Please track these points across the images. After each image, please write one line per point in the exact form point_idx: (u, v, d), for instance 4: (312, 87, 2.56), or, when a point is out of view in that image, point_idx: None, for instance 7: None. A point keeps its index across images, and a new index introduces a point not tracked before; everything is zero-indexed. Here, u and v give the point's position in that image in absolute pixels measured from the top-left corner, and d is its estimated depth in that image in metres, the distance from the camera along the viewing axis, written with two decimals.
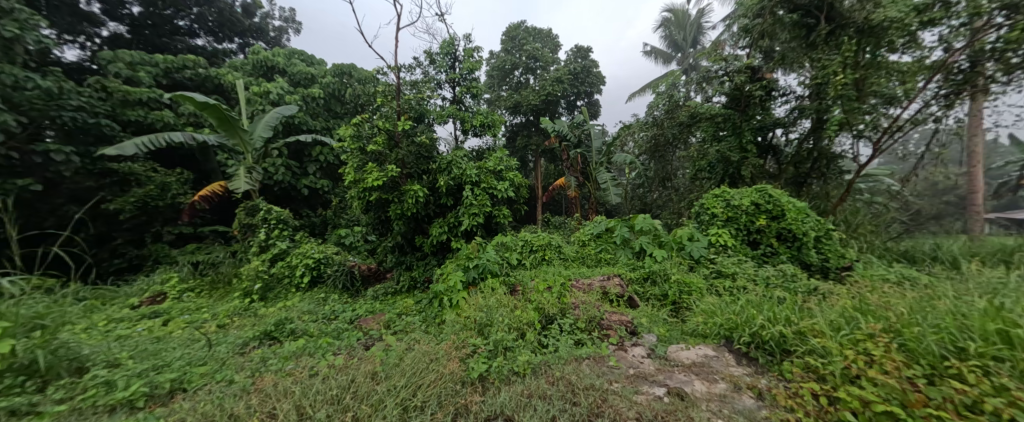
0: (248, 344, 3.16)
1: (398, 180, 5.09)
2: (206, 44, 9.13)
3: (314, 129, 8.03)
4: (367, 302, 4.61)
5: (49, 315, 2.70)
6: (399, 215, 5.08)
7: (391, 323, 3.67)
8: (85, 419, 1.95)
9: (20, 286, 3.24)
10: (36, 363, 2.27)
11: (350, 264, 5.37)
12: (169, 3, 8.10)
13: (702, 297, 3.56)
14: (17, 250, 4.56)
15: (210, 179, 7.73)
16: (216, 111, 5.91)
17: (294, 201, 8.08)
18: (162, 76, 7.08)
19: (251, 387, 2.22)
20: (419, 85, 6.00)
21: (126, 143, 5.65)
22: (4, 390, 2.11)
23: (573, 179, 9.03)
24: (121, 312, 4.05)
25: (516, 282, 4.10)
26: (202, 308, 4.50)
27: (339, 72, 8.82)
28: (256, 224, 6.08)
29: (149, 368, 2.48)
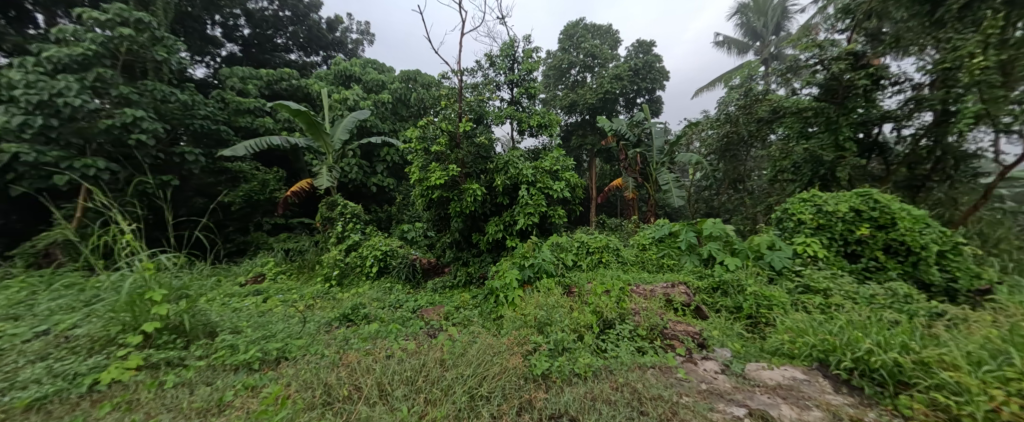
0: (331, 323, 3.55)
1: (458, 179, 5.29)
2: (298, 58, 10.55)
3: (383, 132, 8.72)
4: (427, 294, 4.91)
5: (191, 286, 3.14)
6: (458, 213, 5.28)
7: (450, 315, 3.86)
8: (218, 375, 2.36)
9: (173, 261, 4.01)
10: (183, 324, 2.79)
11: (412, 257, 5.79)
12: (271, 24, 9.58)
13: (787, 313, 3.18)
14: (172, 234, 5.41)
15: (297, 176, 8.84)
16: (306, 117, 6.65)
17: (365, 198, 8.87)
18: (265, 87, 8.20)
19: (339, 362, 2.47)
20: (479, 88, 6.12)
21: (238, 146, 6.60)
22: (162, 345, 2.66)
23: (631, 179, 8.52)
24: (233, 288, 4.76)
25: (573, 284, 4.03)
26: (293, 289, 5.14)
27: (406, 77, 9.63)
28: (333, 217, 6.71)
29: (260, 337, 2.90)
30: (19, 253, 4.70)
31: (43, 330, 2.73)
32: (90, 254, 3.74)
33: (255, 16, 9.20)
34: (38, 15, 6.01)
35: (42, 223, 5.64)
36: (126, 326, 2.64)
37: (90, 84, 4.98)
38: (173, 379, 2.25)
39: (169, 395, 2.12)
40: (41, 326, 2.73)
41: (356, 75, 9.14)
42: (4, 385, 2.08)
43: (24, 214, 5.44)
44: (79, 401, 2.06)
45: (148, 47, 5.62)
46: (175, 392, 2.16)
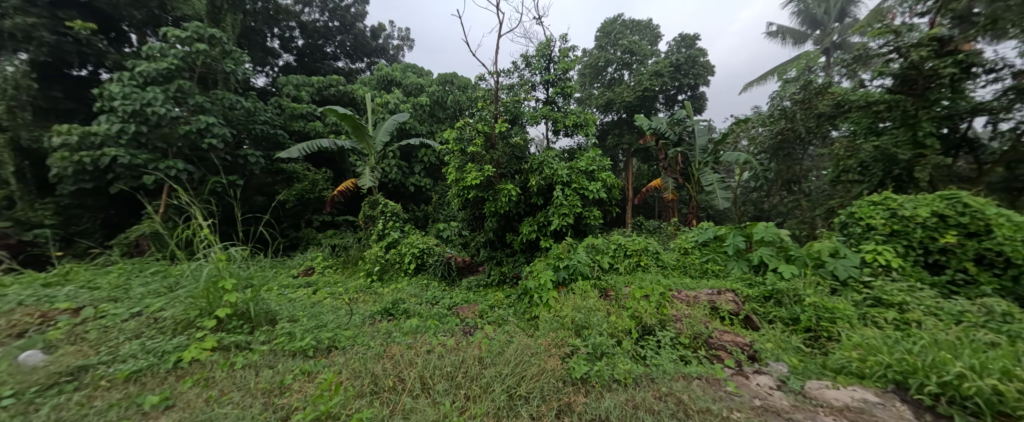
0: (374, 316, 3.71)
1: (493, 180, 5.32)
2: (345, 65, 11.22)
3: (421, 133, 8.99)
4: (462, 292, 4.99)
5: (256, 276, 3.42)
6: (493, 213, 5.31)
7: (485, 313, 3.89)
8: (278, 359, 2.55)
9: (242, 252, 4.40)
10: (249, 311, 3.04)
11: (448, 256, 5.89)
12: (321, 34, 10.28)
13: (854, 328, 2.88)
14: (240, 229, 5.96)
15: (343, 177, 9.35)
16: (352, 120, 7.01)
17: (403, 197, 9.20)
18: (316, 94, 8.77)
19: (384, 353, 2.57)
20: (515, 89, 6.11)
21: (293, 148, 7.09)
22: (232, 329, 2.92)
23: (671, 180, 8.17)
24: (287, 280, 5.12)
25: (609, 287, 3.91)
26: (338, 283, 5.43)
27: (443, 80, 9.88)
28: (375, 215, 7.02)
29: (312, 326, 3.09)
30: (119, 243, 5.51)
31: (137, 311, 3.10)
32: (172, 246, 4.21)
33: (308, 28, 9.92)
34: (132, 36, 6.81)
35: (133, 217, 6.72)
36: (202, 310, 2.93)
37: (172, 95, 5.56)
38: (242, 360, 2.46)
39: (237, 375, 2.32)
40: (135, 308, 3.12)
41: (397, 79, 9.52)
42: (108, 358, 2.39)
43: (121, 210, 6.54)
44: (166, 376, 2.32)
45: (219, 59, 6.19)
46: (242, 372, 2.36)
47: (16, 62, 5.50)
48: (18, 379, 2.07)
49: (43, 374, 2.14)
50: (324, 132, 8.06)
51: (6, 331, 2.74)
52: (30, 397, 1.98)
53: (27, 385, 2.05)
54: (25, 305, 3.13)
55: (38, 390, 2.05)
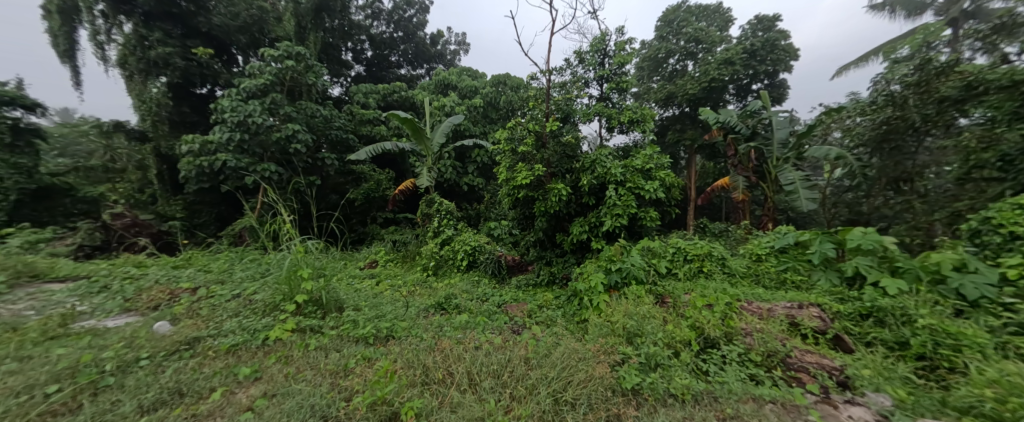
0: (427, 310, 3.79)
1: (543, 179, 5.17)
2: (407, 72, 11.93)
3: (475, 134, 9.14)
4: (511, 290, 4.94)
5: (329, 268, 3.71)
6: (542, 212, 5.17)
7: (533, 313, 3.80)
8: (345, 344, 2.70)
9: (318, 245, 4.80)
10: (323, 299, 3.28)
11: (498, 254, 5.87)
12: (388, 45, 11.05)
13: (987, 359, 2.32)
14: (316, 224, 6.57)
15: (403, 176, 9.84)
16: (411, 124, 7.33)
17: (458, 196, 9.42)
18: (381, 100, 9.40)
19: (435, 346, 2.60)
20: (567, 87, 5.96)
21: (360, 151, 7.62)
22: (308, 315, 3.17)
23: (742, 179, 7.28)
24: (354, 271, 5.49)
25: (667, 294, 3.60)
26: (397, 276, 5.70)
27: (497, 82, 9.96)
28: (431, 213, 7.26)
29: (371, 316, 3.23)
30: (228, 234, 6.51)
31: (238, 293, 3.54)
32: (264, 238, 4.74)
33: (376, 39, 10.66)
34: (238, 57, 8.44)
35: (238, 212, 7.98)
36: (286, 295, 3.26)
37: (267, 106, 6.53)
38: (315, 342, 2.65)
39: (310, 356, 2.49)
40: (236, 290, 3.57)
41: (453, 83, 9.82)
42: (215, 331, 2.74)
43: (228, 207, 7.88)
44: (257, 351, 2.57)
45: (304, 73, 7.09)
46: (316, 353, 2.54)
47: (158, 85, 7.26)
48: (151, 345, 2.42)
49: (170, 342, 2.49)
50: (386, 135, 8.54)
51: (146, 304, 3.33)
52: (160, 360, 2.30)
53: (159, 349, 2.39)
54: (160, 284, 3.77)
55: (165, 355, 2.37)
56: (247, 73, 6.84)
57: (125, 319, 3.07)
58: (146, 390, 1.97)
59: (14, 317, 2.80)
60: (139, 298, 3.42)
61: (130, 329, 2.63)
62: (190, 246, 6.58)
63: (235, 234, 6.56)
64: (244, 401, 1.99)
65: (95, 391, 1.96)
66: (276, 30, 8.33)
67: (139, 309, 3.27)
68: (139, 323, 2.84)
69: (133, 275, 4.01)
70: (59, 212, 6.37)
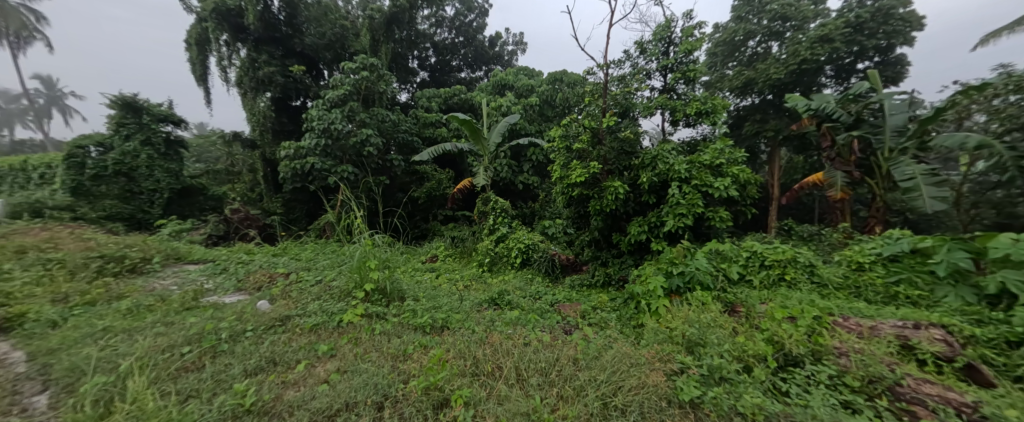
0: (482, 304, 3.91)
1: (599, 176, 5.07)
2: (467, 75, 12.38)
3: (531, 133, 9.18)
4: (564, 290, 4.89)
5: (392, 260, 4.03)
6: (598, 211, 5.04)
7: (586, 314, 3.74)
8: (404, 331, 2.90)
9: (386, 239, 5.21)
10: (388, 289, 3.54)
11: (552, 252, 5.84)
12: (449, 50, 11.57)
13: None
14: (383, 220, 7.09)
15: (462, 176, 10.23)
16: (469, 125, 7.59)
17: (513, 194, 9.54)
18: (442, 103, 9.89)
19: (486, 339, 2.68)
20: (626, 79, 5.68)
21: (424, 152, 8.09)
22: (374, 302, 3.45)
23: (840, 176, 6.34)
24: (416, 265, 5.85)
25: (736, 301, 3.29)
26: (455, 270, 5.96)
27: (553, 79, 9.89)
28: (487, 211, 7.46)
29: (431, 308, 3.42)
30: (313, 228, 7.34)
31: (320, 279, 3.99)
32: (341, 231, 5.27)
33: (440, 46, 11.26)
34: (324, 71, 9.48)
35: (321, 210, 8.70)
36: (357, 283, 3.58)
37: (346, 114, 7.31)
38: (379, 328, 2.88)
39: (375, 339, 2.70)
40: (319, 277, 4.02)
41: (510, 83, 9.98)
42: (302, 312, 3.11)
43: (312, 206, 8.64)
44: (333, 331, 2.86)
45: (376, 82, 7.83)
46: (382, 336, 2.78)
47: (264, 99, 8.44)
48: (256, 320, 2.82)
49: (269, 318, 2.87)
50: (447, 136, 8.93)
51: (252, 285, 3.87)
52: (261, 333, 2.67)
53: (260, 324, 2.77)
54: (262, 268, 4.39)
55: (265, 329, 2.74)
56: (330, 84, 7.67)
57: (238, 296, 3.59)
58: (249, 356, 2.29)
59: (163, 290, 3.46)
60: (248, 279, 4.02)
61: (240, 305, 3.09)
62: (284, 237, 7.49)
63: (319, 228, 7.31)
64: (322, 374, 2.22)
65: (214, 354, 2.30)
66: (354, 45, 9.27)
67: (247, 289, 3.80)
68: (247, 300, 3.34)
69: (244, 260, 4.72)
70: (195, 207, 7.81)
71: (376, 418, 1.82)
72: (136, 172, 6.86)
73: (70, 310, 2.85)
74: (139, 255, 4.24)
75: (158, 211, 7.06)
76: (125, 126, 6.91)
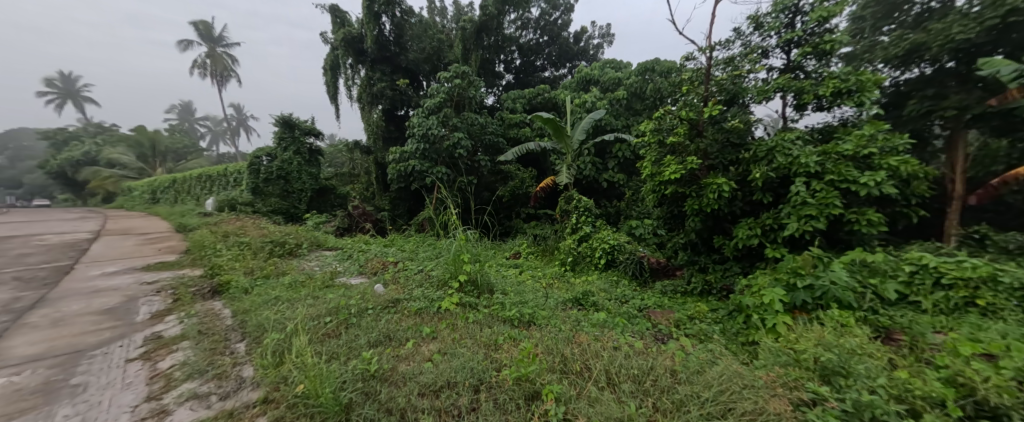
0: (566, 303, 3.93)
1: (698, 173, 4.64)
2: (551, 74, 12.44)
3: (617, 128, 8.80)
4: (655, 295, 4.59)
5: (482, 255, 4.31)
6: (696, 211, 4.60)
7: (682, 323, 3.46)
8: (493, 322, 3.08)
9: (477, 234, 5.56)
10: (479, 282, 3.80)
11: (640, 254, 5.54)
12: (534, 51, 11.75)
13: None
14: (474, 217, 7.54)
15: (545, 174, 10.34)
16: (553, 123, 7.64)
17: (596, 193, 9.28)
18: (527, 104, 10.14)
19: (573, 339, 2.69)
20: (735, 62, 4.94)
21: (509, 152, 8.42)
22: (468, 294, 3.72)
23: None
24: (501, 260, 6.12)
25: (890, 325, 2.63)
26: (537, 268, 6.06)
27: (643, 70, 9.15)
28: (570, 210, 7.40)
29: (518, 302, 3.56)
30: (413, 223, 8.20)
31: (421, 269, 4.47)
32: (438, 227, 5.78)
33: (525, 47, 11.50)
34: (424, 82, 10.47)
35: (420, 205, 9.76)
36: (452, 274, 3.91)
37: (441, 120, 8.02)
38: (472, 317, 3.12)
39: (469, 327, 2.94)
40: (420, 266, 4.50)
41: (596, 78, 9.72)
42: (409, 296, 3.53)
43: (412, 201, 9.69)
44: (434, 316, 3.18)
45: (466, 88, 8.42)
46: (475, 325, 3.01)
47: (376, 111, 9.67)
48: (375, 300, 3.31)
49: (384, 300, 3.34)
50: (531, 136, 9.12)
51: (371, 270, 4.54)
52: (379, 311, 3.11)
53: (378, 304, 3.23)
54: (377, 257, 5.10)
55: (381, 308, 3.20)
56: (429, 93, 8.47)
57: (360, 278, 4.26)
58: (372, 330, 2.70)
59: (310, 269, 4.29)
60: (367, 265, 4.72)
61: (362, 287, 3.66)
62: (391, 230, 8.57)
63: (418, 223, 8.16)
64: (426, 352, 2.50)
65: (348, 325, 2.78)
66: (449, 56, 10.08)
67: (367, 272, 4.47)
68: (368, 283, 3.93)
69: (363, 249, 5.55)
70: (327, 204, 9.40)
71: (473, 400, 1.95)
72: (290, 176, 8.58)
73: (255, 280, 3.73)
74: (294, 241, 5.32)
75: (304, 207, 8.74)
76: (283, 140, 8.66)
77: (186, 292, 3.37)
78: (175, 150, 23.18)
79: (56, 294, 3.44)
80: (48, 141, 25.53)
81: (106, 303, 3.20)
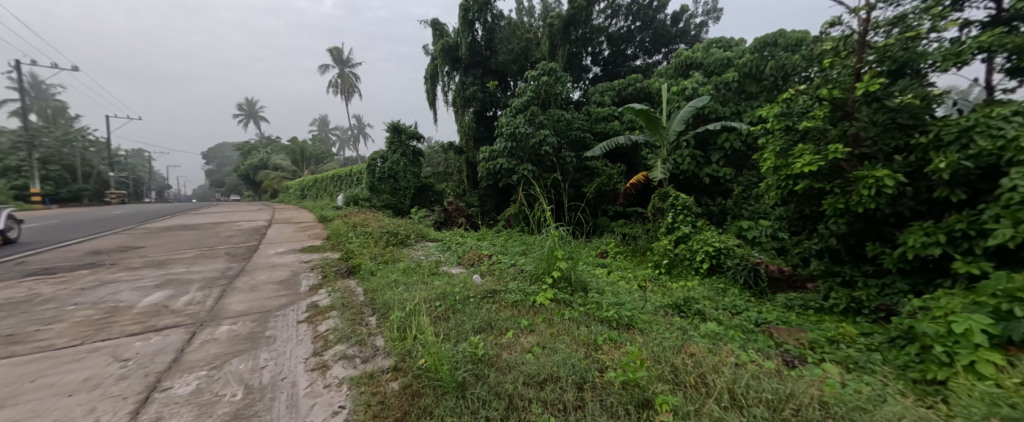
0: (666, 309, 3.63)
1: (843, 164, 3.85)
2: (642, 62, 11.65)
3: (724, 116, 7.77)
4: (777, 309, 3.93)
5: (574, 252, 4.26)
6: (839, 211, 3.78)
7: (817, 345, 2.90)
8: (591, 321, 3.02)
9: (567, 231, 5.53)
10: (573, 280, 3.77)
11: (755, 261, 4.82)
12: (625, 39, 11.13)
13: None
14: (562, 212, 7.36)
15: (635, 170, 9.73)
16: (647, 115, 7.12)
17: (696, 189, 8.34)
18: (616, 96, 9.68)
19: (684, 349, 2.47)
20: (908, 20, 3.80)
21: (596, 148, 8.13)
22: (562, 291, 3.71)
23: None
24: (589, 258, 5.97)
25: None
26: (627, 268, 5.75)
27: (762, 44, 7.86)
28: (664, 208, 6.79)
29: (615, 303, 3.43)
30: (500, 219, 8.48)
31: (513, 263, 4.62)
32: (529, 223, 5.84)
33: (614, 37, 10.97)
34: (512, 83, 10.79)
35: (506, 201, 10.15)
36: (544, 271, 3.95)
37: (528, 118, 8.15)
38: (568, 314, 3.10)
39: (566, 323, 2.94)
40: (511, 261, 4.65)
41: (698, 61, 8.73)
42: (505, 288, 3.68)
43: (498, 199, 10.00)
44: (530, 310, 3.25)
45: (553, 85, 8.42)
46: (572, 322, 2.98)
47: (467, 113, 10.23)
48: (474, 290, 3.53)
49: (482, 291, 3.54)
50: (620, 130, 8.66)
51: (468, 261, 4.87)
52: (479, 300, 3.29)
53: (476, 294, 3.43)
54: (472, 249, 5.45)
55: (481, 297, 3.39)
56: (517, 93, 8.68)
57: (460, 268, 4.62)
58: (475, 318, 2.88)
59: (416, 258, 4.79)
60: (464, 256, 5.10)
61: (461, 277, 3.93)
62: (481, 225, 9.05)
63: (506, 219, 8.43)
64: (526, 344, 2.57)
65: (454, 310, 3.02)
66: (536, 54, 10.18)
67: (464, 263, 4.81)
68: (466, 273, 4.23)
69: (458, 241, 5.98)
70: (427, 200, 10.37)
71: (579, 398, 1.93)
72: (398, 175, 9.70)
73: (377, 264, 4.33)
74: (404, 232, 6.02)
75: (408, 203, 9.80)
76: (393, 144, 9.85)
77: (331, 270, 4.11)
78: (316, 155, 28.23)
79: (252, 265, 4.55)
80: (239, 152, 33.62)
81: (280, 275, 4.09)
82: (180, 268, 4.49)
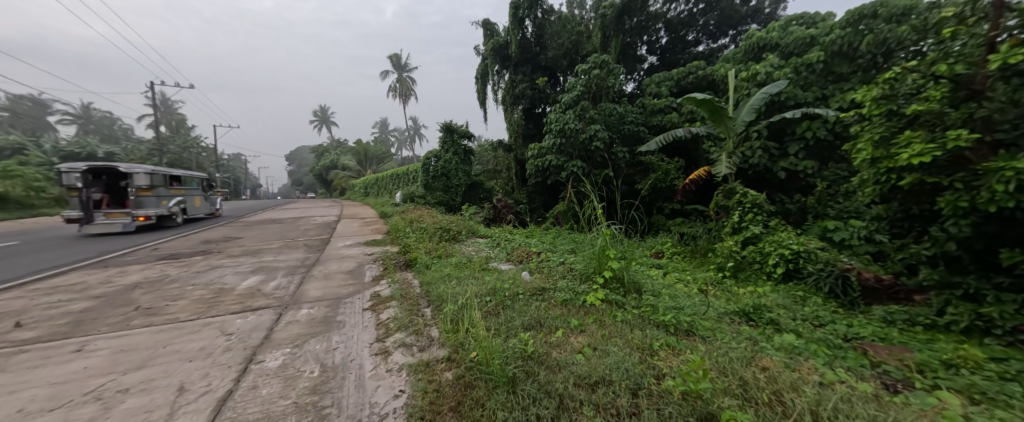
0: (732, 316, 3.32)
1: (970, 154, 3.17)
2: (706, 47, 10.77)
3: (804, 103, 6.90)
4: (872, 323, 3.40)
5: (628, 251, 4.05)
6: (961, 210, 3.12)
7: (927, 367, 2.45)
8: (646, 325, 2.85)
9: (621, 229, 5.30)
10: (626, 281, 3.59)
11: (843, 267, 4.22)
12: (685, 24, 10.37)
13: None
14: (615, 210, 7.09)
15: (696, 165, 9.05)
16: (710, 105, 6.58)
17: (768, 185, 7.52)
18: (675, 86, 9.06)
19: (755, 362, 2.23)
20: None
21: (651, 142, 7.69)
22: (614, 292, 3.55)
23: None
24: (644, 258, 5.68)
25: None
26: (686, 270, 5.37)
27: (855, 18, 6.77)
28: (730, 206, 6.24)
29: (672, 307, 3.20)
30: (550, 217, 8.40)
31: (562, 261, 4.53)
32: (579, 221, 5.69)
33: (673, 23, 10.28)
34: (562, 78, 10.61)
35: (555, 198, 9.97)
36: (594, 270, 3.81)
37: (578, 113, 7.96)
38: (621, 316, 2.96)
39: (619, 325, 2.81)
40: (561, 259, 4.56)
41: (772, 42, 7.83)
42: (554, 287, 3.61)
43: (547, 196, 9.86)
44: (580, 310, 3.15)
45: (605, 78, 8.12)
46: (626, 325, 2.84)
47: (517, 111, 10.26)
48: (524, 287, 3.51)
49: (531, 288, 3.51)
50: (678, 122, 8.10)
51: (517, 258, 4.88)
52: (527, 297, 3.27)
53: (525, 291, 3.41)
54: (520, 246, 5.45)
55: (529, 294, 3.36)
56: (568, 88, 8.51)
57: (509, 264, 4.65)
58: (524, 314, 2.86)
59: (468, 254, 4.90)
60: (514, 253, 5.12)
61: (511, 273, 3.94)
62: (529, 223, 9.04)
63: (556, 216, 8.32)
64: (576, 344, 2.49)
65: (504, 306, 3.03)
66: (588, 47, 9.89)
67: (513, 260, 4.83)
68: (515, 270, 4.24)
69: (507, 238, 6.03)
70: (478, 197, 10.60)
71: (634, 405, 1.82)
72: (450, 173, 10.03)
73: (432, 259, 4.50)
74: (456, 228, 6.19)
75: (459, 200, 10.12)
76: (446, 143, 10.21)
77: (391, 263, 4.36)
78: (378, 155, 30.24)
79: (326, 256, 5.01)
80: (313, 154, 37.16)
81: (347, 265, 4.45)
82: (268, 257, 5.07)
